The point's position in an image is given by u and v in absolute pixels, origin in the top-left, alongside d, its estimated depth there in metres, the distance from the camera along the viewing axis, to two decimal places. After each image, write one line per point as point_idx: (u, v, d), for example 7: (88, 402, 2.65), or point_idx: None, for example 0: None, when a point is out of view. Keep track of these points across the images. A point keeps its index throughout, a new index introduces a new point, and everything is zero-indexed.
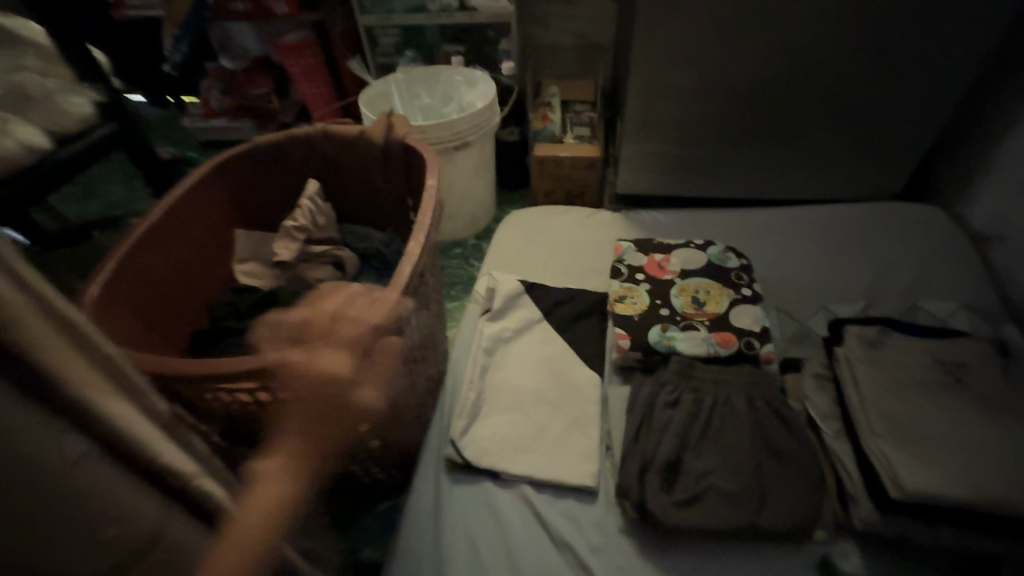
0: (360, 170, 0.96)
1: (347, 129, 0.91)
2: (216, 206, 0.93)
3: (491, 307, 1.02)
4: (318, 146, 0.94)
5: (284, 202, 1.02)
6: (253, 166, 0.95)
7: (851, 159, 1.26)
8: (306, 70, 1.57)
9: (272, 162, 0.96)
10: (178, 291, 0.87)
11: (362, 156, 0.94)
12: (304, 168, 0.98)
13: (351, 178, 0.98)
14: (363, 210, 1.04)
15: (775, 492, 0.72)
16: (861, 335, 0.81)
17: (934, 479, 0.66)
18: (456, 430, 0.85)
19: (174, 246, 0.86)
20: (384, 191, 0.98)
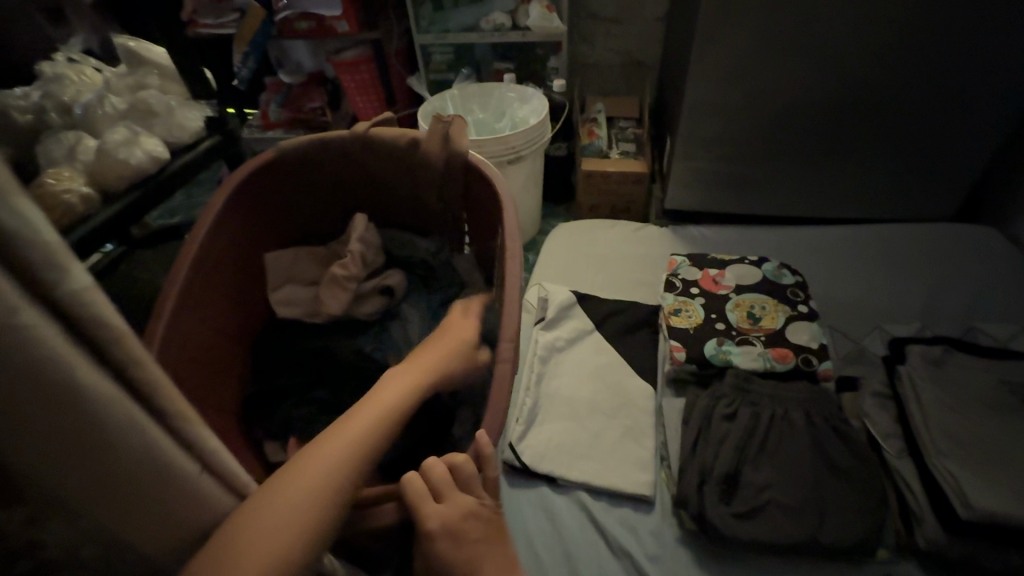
0: (408, 178, 0.96)
1: (399, 139, 0.91)
2: (249, 222, 0.93)
3: (545, 317, 1.04)
4: (361, 154, 0.94)
5: (317, 206, 1.01)
6: (300, 175, 0.96)
7: (904, 178, 1.26)
8: (360, 85, 1.65)
9: (303, 170, 0.95)
10: (226, 321, 0.89)
11: (412, 166, 0.94)
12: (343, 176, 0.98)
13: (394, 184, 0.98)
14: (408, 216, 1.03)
15: (838, 509, 0.73)
16: (925, 355, 0.81)
17: (1004, 501, 0.65)
18: (513, 434, 0.88)
19: (218, 279, 0.86)
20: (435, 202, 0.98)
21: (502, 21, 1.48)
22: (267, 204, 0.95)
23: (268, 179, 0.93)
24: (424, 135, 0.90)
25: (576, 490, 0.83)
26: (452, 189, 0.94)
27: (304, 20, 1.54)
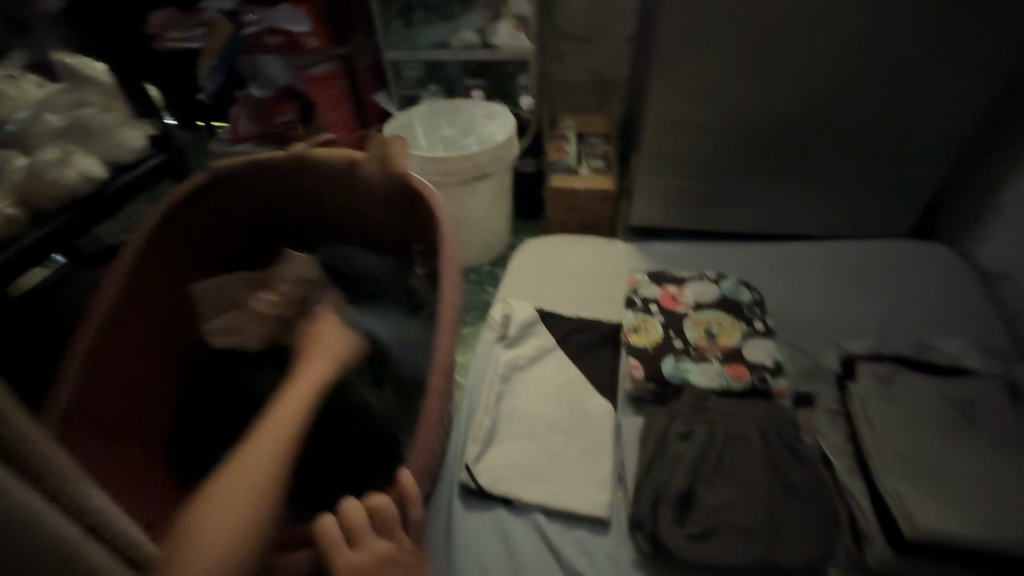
0: (352, 201, 0.97)
1: (338, 158, 0.92)
2: (184, 251, 0.93)
3: (507, 335, 1.04)
4: (303, 175, 0.95)
5: (261, 228, 1.02)
6: (237, 196, 0.96)
7: (860, 196, 1.29)
8: (332, 100, 1.63)
9: (242, 191, 0.96)
10: (155, 353, 0.88)
11: (354, 187, 0.95)
12: (285, 197, 0.98)
13: (337, 206, 0.99)
14: (356, 239, 1.03)
15: (788, 528, 0.73)
16: (874, 372, 0.82)
17: (946, 519, 0.66)
18: (470, 455, 0.86)
19: (141, 310, 0.86)
20: (380, 224, 0.98)
21: (470, 40, 1.50)
22: (207, 220, 0.95)
23: (210, 196, 0.93)
24: (363, 155, 0.92)
25: (531, 513, 0.82)
26: (395, 210, 0.94)
27: (273, 35, 1.51)
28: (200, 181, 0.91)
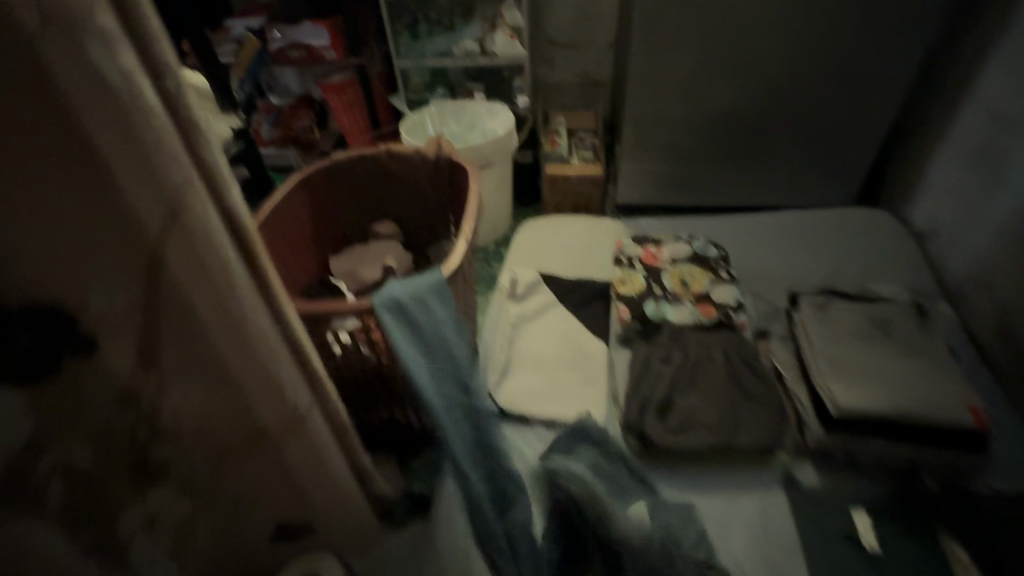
0: (409, 188, 1.15)
1: (402, 151, 1.08)
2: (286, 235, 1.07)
3: (515, 293, 1.23)
4: (375, 166, 1.12)
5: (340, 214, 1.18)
6: (322, 187, 1.12)
7: (813, 171, 1.49)
8: (347, 105, 1.83)
9: (326, 181, 1.11)
10: None
11: (412, 176, 1.12)
12: (359, 186, 1.15)
13: (399, 192, 1.16)
14: (411, 222, 1.21)
15: (746, 422, 0.92)
16: (812, 301, 1.01)
17: (864, 398, 0.84)
18: (492, 383, 1.07)
19: None
20: (432, 206, 1.16)
21: (471, 48, 1.71)
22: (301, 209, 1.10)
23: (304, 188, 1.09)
24: (424, 145, 1.09)
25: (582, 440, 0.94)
26: (446, 194, 1.13)
27: (296, 49, 1.74)
28: (297, 177, 1.06)
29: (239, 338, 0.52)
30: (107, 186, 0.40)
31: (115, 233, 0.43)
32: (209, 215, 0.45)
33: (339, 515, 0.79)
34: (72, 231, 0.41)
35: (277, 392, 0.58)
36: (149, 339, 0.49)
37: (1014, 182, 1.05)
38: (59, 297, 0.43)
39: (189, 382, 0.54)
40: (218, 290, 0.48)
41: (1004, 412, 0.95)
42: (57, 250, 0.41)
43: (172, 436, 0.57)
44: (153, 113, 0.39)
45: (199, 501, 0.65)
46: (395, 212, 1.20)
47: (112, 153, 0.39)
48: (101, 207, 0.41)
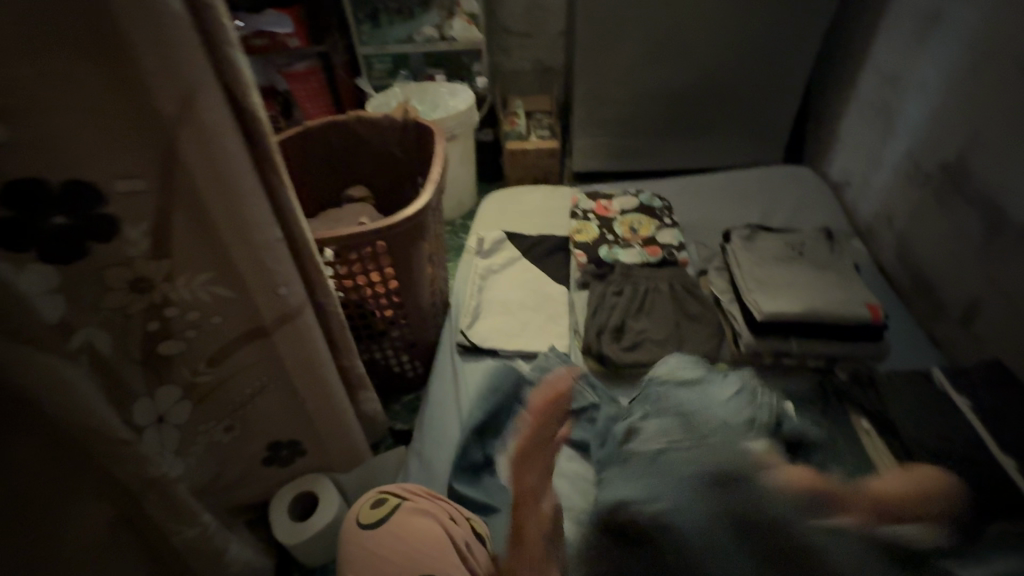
0: (378, 151, 1.24)
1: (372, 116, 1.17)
2: None
3: (482, 249, 1.34)
4: (346, 130, 1.20)
5: (313, 178, 1.26)
6: (296, 151, 1.19)
7: (745, 137, 1.65)
8: (311, 93, 1.90)
9: (300, 146, 1.19)
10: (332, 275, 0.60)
11: (381, 140, 1.22)
12: (331, 151, 1.24)
13: (369, 155, 1.25)
14: (381, 184, 1.30)
15: (688, 338, 1.05)
16: (740, 234, 1.17)
17: (782, 304, 0.98)
18: (464, 324, 1.15)
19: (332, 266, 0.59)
20: (400, 167, 1.25)
21: (430, 34, 1.80)
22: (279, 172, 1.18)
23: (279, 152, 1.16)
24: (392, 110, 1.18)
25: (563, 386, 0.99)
26: (413, 156, 1.22)
27: (259, 38, 1.76)
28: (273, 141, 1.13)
29: (243, 228, 0.61)
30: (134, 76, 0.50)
31: (139, 121, 0.52)
32: (221, 110, 0.54)
33: (328, 428, 0.86)
34: (104, 119, 0.51)
35: (274, 284, 0.67)
36: (164, 229, 0.59)
37: (904, 130, 1.23)
38: (93, 178, 0.52)
39: (195, 272, 0.63)
40: (226, 180, 0.57)
41: (902, 320, 1.12)
42: (92, 135, 0.51)
43: (179, 329, 0.65)
44: (178, 20, 0.48)
45: (201, 403, 0.73)
46: (367, 178, 1.30)
47: (142, 46, 0.48)
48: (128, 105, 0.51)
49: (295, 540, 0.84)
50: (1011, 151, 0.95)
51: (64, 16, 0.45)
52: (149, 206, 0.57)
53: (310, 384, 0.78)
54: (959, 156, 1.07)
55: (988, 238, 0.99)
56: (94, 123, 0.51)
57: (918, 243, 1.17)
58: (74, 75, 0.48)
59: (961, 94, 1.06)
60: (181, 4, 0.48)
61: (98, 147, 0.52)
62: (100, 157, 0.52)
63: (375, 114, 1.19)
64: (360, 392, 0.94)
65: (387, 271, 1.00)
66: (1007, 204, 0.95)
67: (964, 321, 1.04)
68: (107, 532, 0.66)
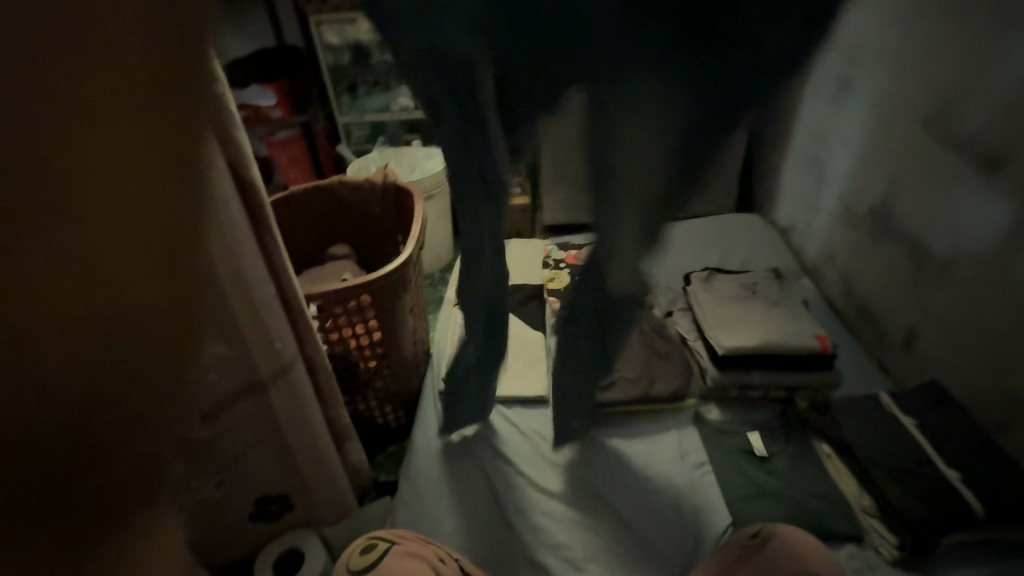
0: (360, 212, 1.32)
1: (354, 179, 1.26)
2: None
3: (461, 299, 1.38)
4: (329, 193, 1.28)
5: (295, 239, 1.32)
6: (280, 214, 1.25)
7: None
8: (291, 159, 2.00)
9: (285, 208, 1.26)
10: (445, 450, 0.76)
11: (363, 201, 1.29)
12: (315, 212, 1.31)
13: (352, 216, 1.33)
14: (362, 242, 1.37)
15: (659, 374, 1.12)
16: (699, 277, 1.27)
17: (740, 339, 1.07)
18: (445, 372, 1.18)
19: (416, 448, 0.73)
20: (382, 226, 1.33)
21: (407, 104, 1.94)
22: None
23: None
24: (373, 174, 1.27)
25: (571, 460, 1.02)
26: (393, 215, 1.30)
27: (243, 109, 1.88)
28: None
29: (245, 288, 0.67)
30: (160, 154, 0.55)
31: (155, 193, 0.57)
32: (228, 184, 0.61)
33: (317, 480, 0.88)
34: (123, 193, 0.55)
35: (271, 339, 0.72)
36: (168, 294, 0.61)
37: (835, 179, 1.38)
38: (107, 247, 0.55)
39: (197, 331, 0.67)
40: (231, 243, 0.63)
41: (852, 349, 1.22)
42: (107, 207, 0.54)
43: (178, 387, 0.68)
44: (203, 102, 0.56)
45: (194, 459, 0.74)
46: (350, 237, 1.36)
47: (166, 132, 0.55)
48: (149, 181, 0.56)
49: None
50: (924, 194, 1.09)
51: (106, 103, 0.51)
52: (156, 272, 0.60)
53: (301, 435, 0.82)
54: (882, 200, 1.21)
55: (915, 270, 1.12)
56: (113, 198, 0.54)
57: (860, 278, 1.29)
58: (101, 153, 0.52)
59: (876, 148, 1.22)
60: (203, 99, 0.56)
61: (115, 219, 0.55)
62: (115, 227, 0.55)
63: (357, 178, 1.28)
64: (347, 443, 0.94)
65: (371, 323, 1.05)
66: (927, 241, 1.08)
67: (904, 347, 1.15)
68: None
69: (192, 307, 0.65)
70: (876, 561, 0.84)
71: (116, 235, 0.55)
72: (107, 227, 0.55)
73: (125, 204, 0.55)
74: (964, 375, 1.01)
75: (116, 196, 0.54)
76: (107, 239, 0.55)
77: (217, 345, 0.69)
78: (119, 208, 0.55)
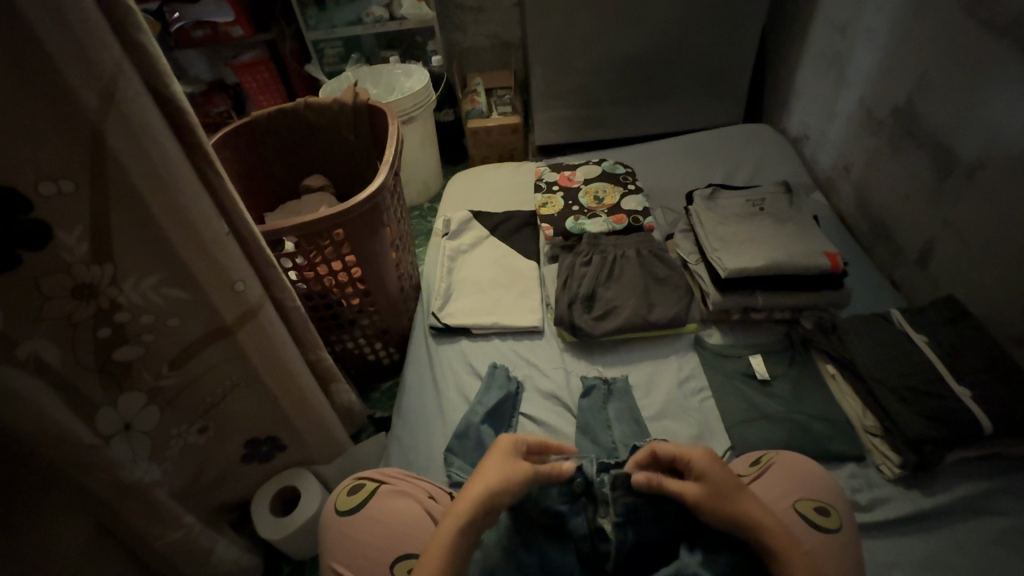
0: (333, 138, 1.21)
1: (322, 100, 1.14)
2: None
3: (449, 230, 1.30)
4: (298, 117, 1.17)
5: (268, 170, 1.22)
6: (245, 144, 1.15)
7: (706, 99, 1.65)
8: (262, 84, 1.81)
9: (250, 137, 1.15)
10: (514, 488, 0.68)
11: (334, 124, 1.18)
12: (283, 139, 1.20)
13: (325, 143, 1.22)
14: (339, 171, 1.27)
15: (657, 301, 1.06)
16: (702, 195, 1.18)
17: (746, 261, 1.00)
18: (436, 306, 1.13)
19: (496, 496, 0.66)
20: (357, 151, 1.22)
21: (380, 14, 1.72)
22: (231, 170, 1.14)
23: (227, 148, 1.11)
24: (342, 94, 1.14)
25: (549, 423, 0.95)
26: (368, 139, 1.18)
27: (200, 29, 1.67)
28: (220, 137, 1.08)
29: (190, 224, 0.59)
30: (52, 66, 0.46)
31: (63, 118, 0.49)
32: (145, 101, 0.52)
33: (307, 423, 0.85)
34: (21, 118, 0.47)
35: (231, 280, 0.65)
36: (103, 234, 0.55)
37: (856, 78, 1.24)
38: (15, 186, 0.48)
39: (143, 274, 0.59)
40: (165, 173, 0.55)
41: (864, 266, 1.15)
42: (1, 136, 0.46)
43: (134, 333, 0.61)
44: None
45: (167, 407, 0.69)
46: (326, 168, 1.27)
47: (58, 39, 0.45)
48: (51, 101, 0.48)
49: (280, 535, 0.84)
50: (957, 91, 0.96)
51: None
52: (81, 206, 0.52)
53: (281, 380, 0.78)
54: (908, 100, 1.08)
55: (938, 178, 1.02)
56: (12, 123, 0.47)
57: (876, 188, 1.19)
58: None
59: (908, 39, 1.07)
60: (93, 4, 0.46)
61: (20, 149, 0.47)
62: (23, 160, 0.48)
63: (324, 99, 1.16)
64: (332, 384, 0.91)
65: (349, 259, 0.99)
66: (955, 145, 0.97)
67: (920, 262, 1.08)
68: (87, 546, 0.63)
69: (135, 249, 0.58)
70: (876, 479, 0.83)
71: (26, 168, 0.48)
72: (14, 160, 0.47)
73: (27, 132, 0.47)
74: (980, 289, 0.95)
75: (13, 121, 0.47)
76: (14, 173, 0.48)
77: (166, 289, 0.62)
78: (22, 136, 0.47)
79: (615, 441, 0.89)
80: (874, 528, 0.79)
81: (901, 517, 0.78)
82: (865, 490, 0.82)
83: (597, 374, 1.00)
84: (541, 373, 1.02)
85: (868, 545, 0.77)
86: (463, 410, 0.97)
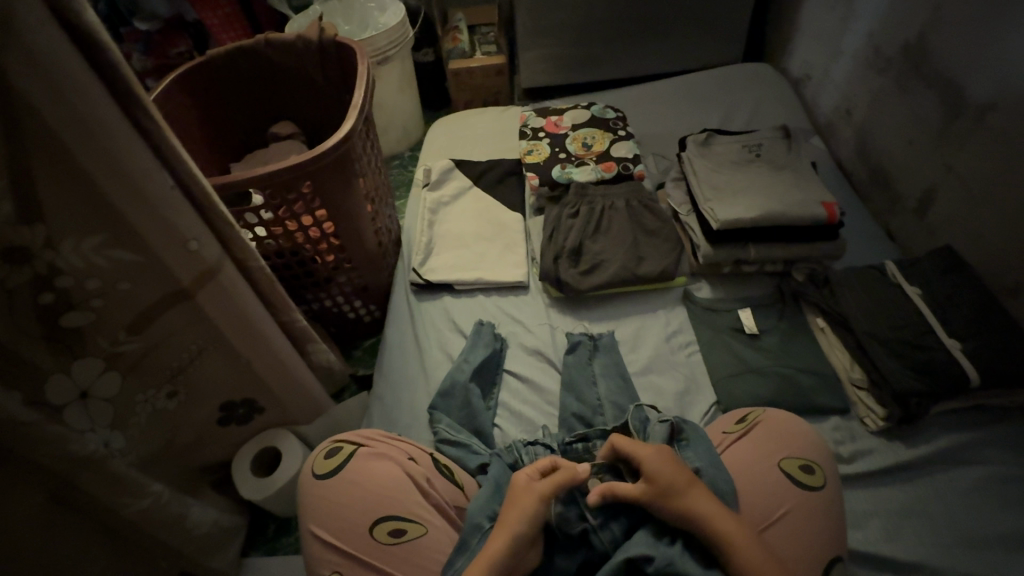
0: (300, 80, 1.11)
1: (284, 35, 1.03)
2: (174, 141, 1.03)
3: (430, 181, 1.23)
4: (259, 55, 1.07)
5: (232, 115, 1.13)
6: (203, 86, 1.06)
7: (704, 36, 1.54)
8: (224, 20, 1.62)
9: (208, 78, 1.05)
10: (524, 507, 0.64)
11: (300, 63, 1.08)
12: (245, 81, 1.10)
13: (293, 85, 1.12)
14: (310, 116, 1.18)
15: (645, 254, 1.03)
16: (696, 140, 1.12)
17: (738, 211, 0.96)
18: (416, 262, 1.08)
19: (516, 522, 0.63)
20: (327, 94, 1.12)
21: None
22: (190, 114, 1.05)
23: (183, 92, 1.02)
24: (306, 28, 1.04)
25: (534, 381, 0.92)
26: (337, 80, 1.09)
27: None
28: (174, 78, 0.99)
29: (126, 177, 0.53)
30: None
31: None
32: (50, 30, 0.45)
33: (282, 386, 0.83)
34: None
35: (182, 239, 0.60)
36: (25, 188, 0.48)
37: (866, 10, 1.14)
38: None
39: (82, 235, 0.54)
40: (87, 117, 0.49)
41: (860, 216, 1.11)
42: None
43: (81, 299, 0.56)
44: None
45: (131, 374, 0.66)
46: (295, 113, 1.18)
47: None
48: None
49: (262, 495, 0.83)
50: (975, 22, 0.89)
51: None
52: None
53: (251, 342, 0.74)
54: (919, 35, 1.00)
55: (944, 121, 0.96)
56: None
57: (878, 133, 1.13)
58: None
59: None
60: None
61: None
62: None
63: (286, 35, 1.05)
64: (308, 345, 0.88)
65: (320, 213, 0.93)
66: (966, 85, 0.91)
67: (918, 211, 1.04)
68: (48, 518, 0.61)
69: (70, 209, 0.52)
70: (858, 431, 0.83)
71: None
72: None
73: None
74: (979, 239, 0.92)
75: None
76: None
77: (112, 251, 0.56)
78: None
79: (600, 398, 0.87)
80: (855, 478, 0.79)
81: (881, 468, 0.79)
82: (847, 442, 0.82)
83: (583, 331, 0.98)
84: (525, 330, 0.99)
85: (848, 495, 0.78)
86: (447, 370, 0.94)
